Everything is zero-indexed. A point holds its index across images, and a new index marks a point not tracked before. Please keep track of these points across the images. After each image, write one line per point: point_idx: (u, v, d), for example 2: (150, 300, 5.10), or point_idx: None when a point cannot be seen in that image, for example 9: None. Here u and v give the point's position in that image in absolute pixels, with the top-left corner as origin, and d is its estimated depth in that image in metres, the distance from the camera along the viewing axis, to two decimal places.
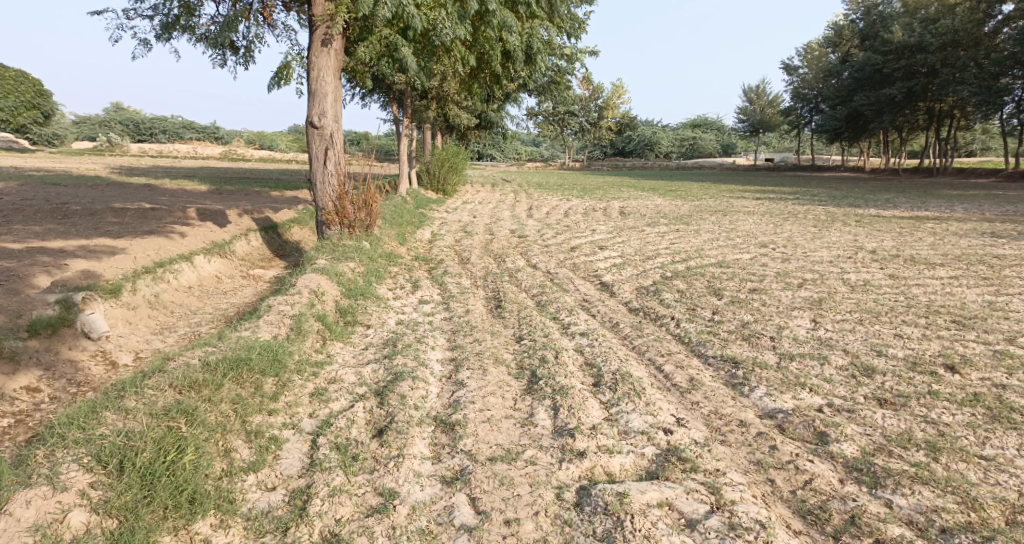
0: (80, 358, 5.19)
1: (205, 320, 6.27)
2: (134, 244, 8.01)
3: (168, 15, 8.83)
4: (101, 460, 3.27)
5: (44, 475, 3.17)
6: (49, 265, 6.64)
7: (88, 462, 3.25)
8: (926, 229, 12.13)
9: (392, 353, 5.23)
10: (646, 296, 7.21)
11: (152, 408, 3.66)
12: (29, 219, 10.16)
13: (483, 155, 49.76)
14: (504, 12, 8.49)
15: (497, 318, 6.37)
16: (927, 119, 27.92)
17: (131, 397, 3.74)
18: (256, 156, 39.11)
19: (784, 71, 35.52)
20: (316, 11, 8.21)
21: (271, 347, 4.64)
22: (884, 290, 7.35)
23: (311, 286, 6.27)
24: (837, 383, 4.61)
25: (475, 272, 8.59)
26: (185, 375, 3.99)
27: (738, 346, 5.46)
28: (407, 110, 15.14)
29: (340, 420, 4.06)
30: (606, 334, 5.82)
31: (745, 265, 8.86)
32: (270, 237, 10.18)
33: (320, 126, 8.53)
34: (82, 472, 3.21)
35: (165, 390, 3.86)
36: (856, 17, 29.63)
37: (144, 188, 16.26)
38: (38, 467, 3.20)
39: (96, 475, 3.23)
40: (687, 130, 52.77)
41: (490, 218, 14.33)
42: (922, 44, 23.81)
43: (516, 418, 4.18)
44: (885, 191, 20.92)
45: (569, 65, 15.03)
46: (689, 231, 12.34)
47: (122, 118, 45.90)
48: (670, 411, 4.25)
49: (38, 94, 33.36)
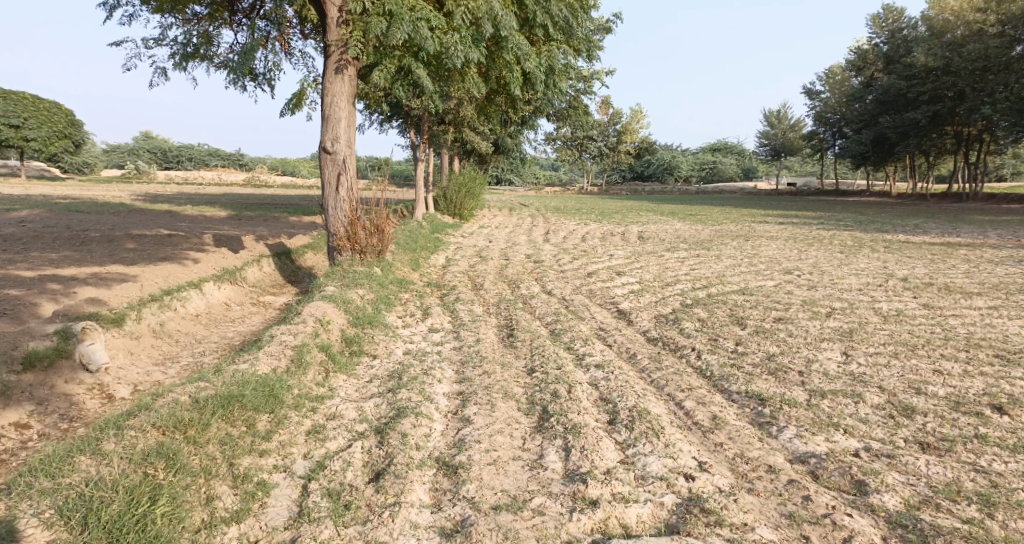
0: (76, 391, 5.00)
1: (209, 350, 6.07)
2: (144, 272, 7.89)
3: (186, 44, 8.82)
4: (64, 514, 3.05)
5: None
6: (56, 293, 6.52)
7: (49, 517, 3.03)
8: (958, 256, 11.68)
9: (397, 386, 4.98)
10: (664, 325, 6.90)
11: (130, 453, 3.45)
12: (47, 246, 10.13)
13: (502, 180, 49.91)
14: (518, 36, 8.33)
15: (509, 348, 6.10)
16: (954, 143, 27.38)
17: (110, 439, 3.55)
18: (278, 182, 39.48)
19: (806, 95, 35.20)
20: (330, 37, 8.15)
21: (267, 381, 4.42)
22: (918, 321, 6.97)
23: (316, 314, 6.06)
24: (873, 424, 4.25)
25: (488, 299, 8.34)
26: (170, 413, 3.79)
27: (764, 381, 5.12)
28: (423, 136, 15.07)
29: (336, 462, 3.81)
30: (623, 367, 5.51)
31: (769, 293, 8.52)
32: (283, 262, 10.04)
33: (333, 151, 8.41)
34: (42, 528, 2.99)
35: (147, 431, 3.67)
36: (879, 41, 29.25)
37: (165, 214, 16.33)
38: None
39: (57, 532, 3.01)
40: (706, 154, 52.46)
41: (506, 243, 14.13)
42: (949, 67, 23.32)
43: (524, 460, 3.89)
44: (914, 216, 20.36)
45: (587, 88, 14.89)
46: (710, 256, 12.02)
47: (150, 146, 46.83)
48: (692, 454, 3.93)
49: (71, 124, 33.42)
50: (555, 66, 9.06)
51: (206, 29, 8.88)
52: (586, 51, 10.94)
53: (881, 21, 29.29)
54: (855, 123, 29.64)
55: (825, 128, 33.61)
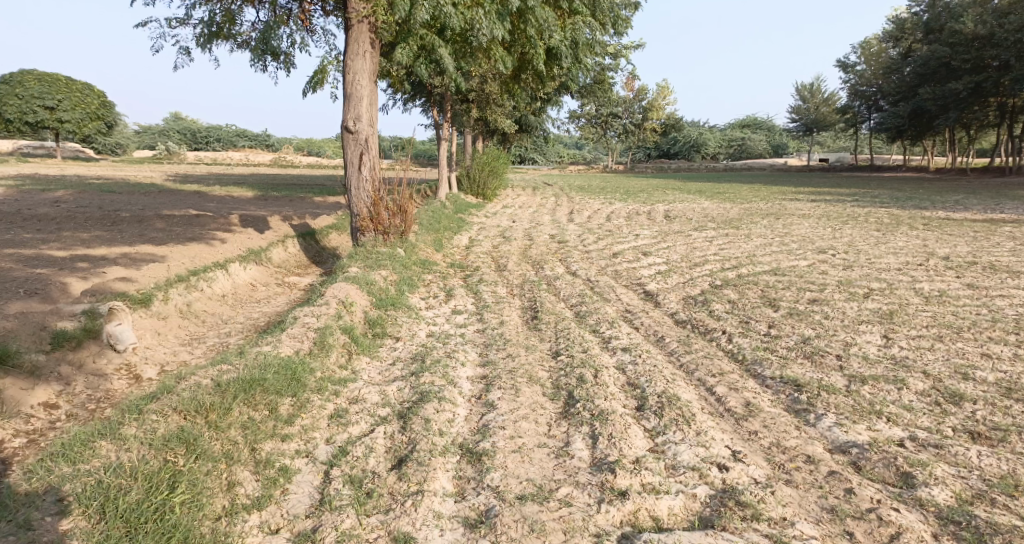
0: (105, 371, 4.98)
1: (234, 331, 6.03)
2: (172, 252, 7.89)
3: (211, 24, 8.72)
4: (82, 503, 3.01)
5: (16, 522, 2.92)
6: (86, 272, 6.54)
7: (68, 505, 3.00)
8: (1003, 233, 11.21)
9: (420, 369, 4.89)
10: (693, 307, 6.70)
11: (150, 438, 3.42)
12: (79, 226, 10.21)
13: (526, 159, 49.50)
14: (544, 9, 8.06)
15: (533, 331, 5.97)
16: (997, 116, 26.35)
17: (131, 424, 3.51)
18: (304, 162, 39.62)
19: (840, 68, 34.16)
20: (352, 14, 7.97)
21: (290, 365, 4.37)
22: (962, 303, 6.66)
23: (339, 296, 6.00)
24: (919, 412, 4.06)
25: (512, 280, 8.20)
26: (191, 398, 3.74)
27: (799, 366, 4.92)
28: (446, 114, 14.89)
29: (357, 448, 3.72)
30: (651, 350, 5.35)
31: (802, 273, 8.24)
32: (307, 243, 10.01)
33: (355, 130, 8.29)
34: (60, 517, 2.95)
35: (169, 416, 3.63)
36: (919, 9, 28.14)
37: (194, 194, 16.43)
38: (16, 510, 2.96)
39: (75, 521, 2.97)
40: (735, 130, 51.40)
41: (530, 222, 13.96)
42: (993, 37, 22.34)
43: (550, 447, 3.78)
44: (953, 193, 19.64)
45: (614, 63, 14.56)
46: (739, 235, 11.70)
47: (179, 127, 47.24)
48: (726, 442, 3.77)
49: (102, 105, 33.75)
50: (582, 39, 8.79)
51: (229, 7, 8.78)
52: (613, 23, 10.62)
53: None
54: (893, 95, 28.61)
55: (860, 101, 32.58)
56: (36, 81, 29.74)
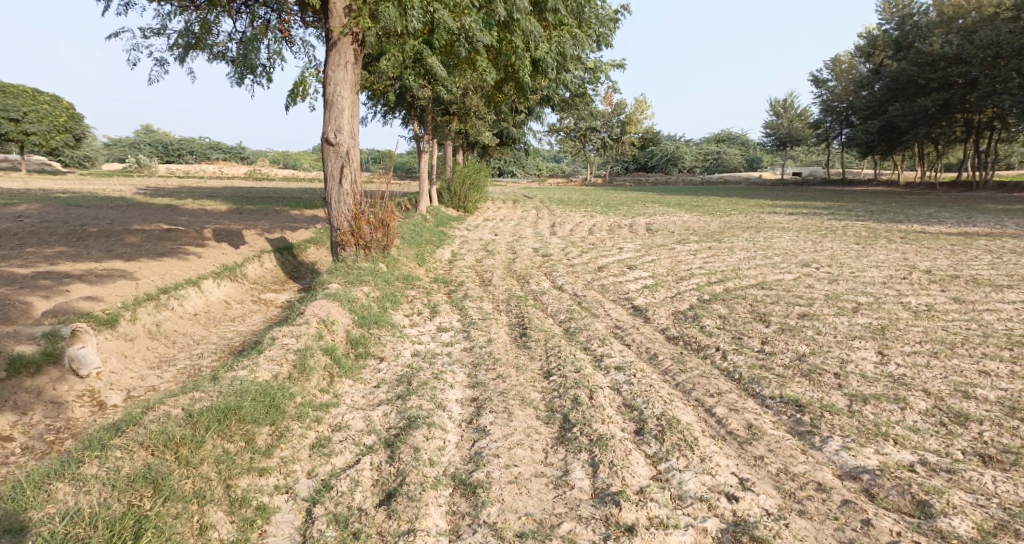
0: (66, 398, 4.65)
1: (207, 352, 5.73)
2: (142, 268, 7.55)
3: (186, 35, 8.44)
4: None
5: None
6: (50, 291, 6.19)
7: None
8: (980, 246, 11.30)
9: (406, 392, 4.64)
10: (684, 323, 6.54)
11: (115, 478, 3.16)
12: (43, 242, 9.77)
13: (503, 172, 49.46)
14: (531, 20, 7.92)
15: (522, 349, 5.76)
16: (964, 131, 26.92)
17: (93, 462, 3.23)
18: (280, 175, 39.12)
19: (813, 84, 34.68)
20: (333, 24, 7.75)
21: (268, 391, 4.10)
22: (951, 317, 6.61)
23: (320, 314, 5.73)
24: (926, 433, 3.95)
25: (497, 295, 8.00)
26: (160, 431, 3.46)
27: (798, 385, 4.77)
28: (426, 127, 14.68)
29: (343, 481, 3.49)
30: (644, 369, 5.16)
31: (789, 287, 8.15)
32: (285, 258, 9.72)
33: (336, 143, 8.05)
34: None
35: (135, 451, 3.35)
36: (888, 27, 28.71)
37: (166, 208, 15.97)
38: None
39: None
40: (711, 144, 51.91)
41: (511, 236, 13.79)
42: (960, 55, 22.76)
43: (548, 477, 3.59)
44: (926, 206, 19.91)
45: (592, 77, 14.50)
46: (722, 248, 11.64)
47: (151, 141, 46.41)
48: (731, 469, 3.64)
49: (71, 118, 32.98)
50: (567, 52, 8.67)
51: (205, 17, 8.51)
52: (594, 36, 10.54)
53: (891, 7, 28.86)
54: (863, 110, 29.09)
55: (832, 116, 33.11)
56: (1, 93, 28.89)
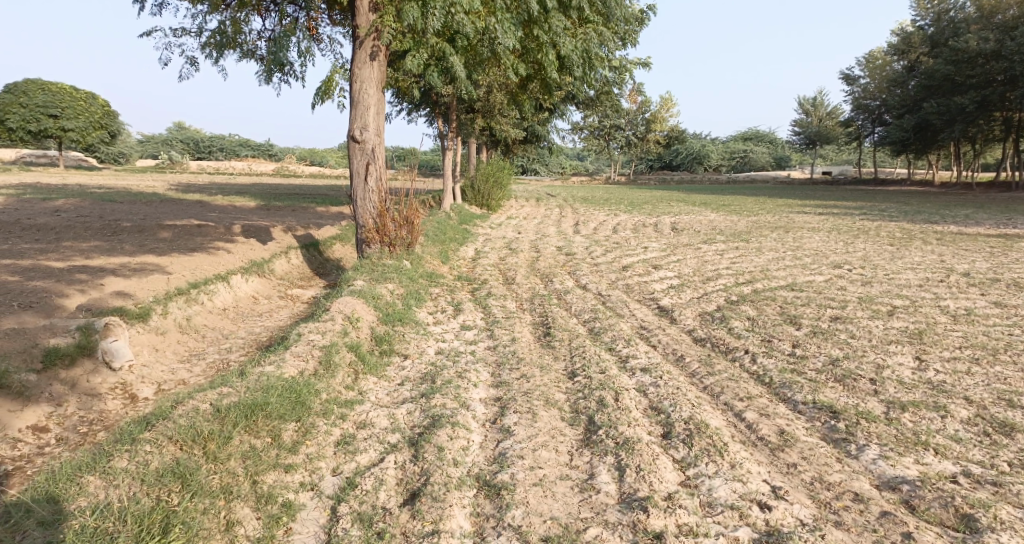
0: (100, 391, 4.69)
1: (236, 347, 5.76)
2: (173, 263, 7.64)
3: (216, 33, 8.49)
4: None
5: None
6: (85, 285, 6.28)
7: None
8: (1020, 249, 10.94)
9: (430, 390, 4.61)
10: (712, 324, 6.41)
11: (143, 472, 3.17)
12: (79, 237, 9.94)
13: (528, 170, 49.39)
14: (558, 18, 7.84)
15: (547, 348, 5.69)
16: (1003, 130, 26.18)
17: (122, 456, 3.25)
18: (307, 172, 39.52)
19: (844, 81, 34.01)
20: (361, 22, 7.76)
21: (294, 387, 4.09)
22: (992, 322, 6.38)
23: (345, 311, 5.74)
24: (969, 443, 3.86)
25: (521, 293, 7.94)
26: (188, 426, 3.47)
27: (832, 390, 4.64)
28: (451, 124, 14.68)
29: (366, 480, 3.46)
30: (672, 371, 5.06)
31: (820, 289, 7.97)
32: (311, 255, 9.77)
33: (361, 140, 8.05)
34: None
35: (163, 446, 3.36)
36: (924, 23, 28.02)
37: (196, 204, 16.20)
38: None
39: None
40: (739, 143, 51.23)
41: (536, 234, 13.71)
42: (1000, 51, 22.13)
43: (574, 479, 3.54)
44: (962, 206, 19.36)
45: (618, 76, 14.40)
46: (750, 249, 11.43)
47: (183, 137, 47.18)
48: (763, 477, 3.56)
49: (106, 115, 33.67)
50: (593, 49, 8.55)
51: (235, 16, 8.57)
52: (621, 34, 10.43)
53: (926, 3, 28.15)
54: (897, 108, 28.43)
55: (864, 115, 32.45)
56: (40, 90, 29.57)
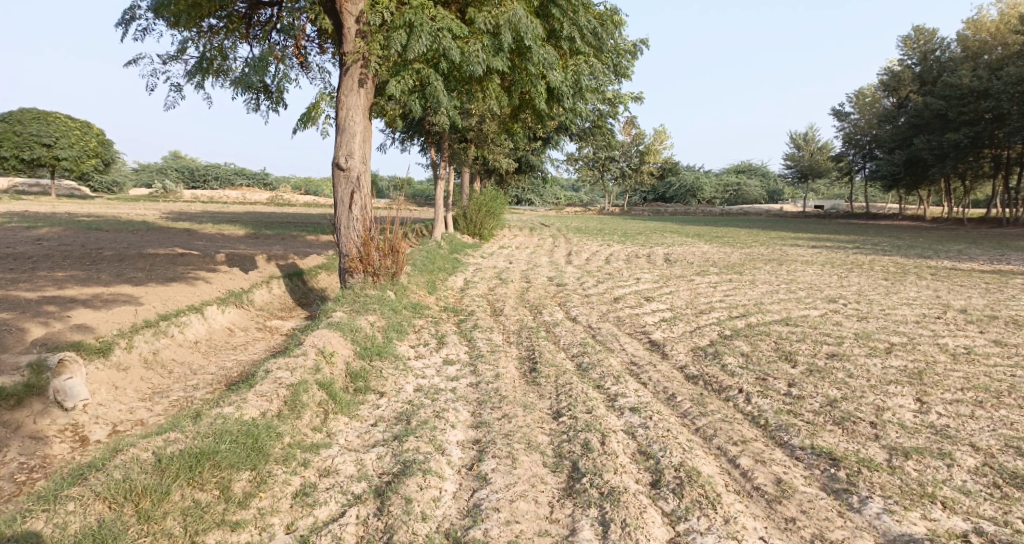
0: (47, 433, 4.38)
1: (203, 384, 5.43)
2: (148, 293, 7.38)
3: (201, 59, 8.27)
4: None
5: None
6: (49, 316, 6.00)
7: None
8: (1016, 285, 10.78)
9: (404, 432, 4.31)
10: (704, 360, 6.15)
11: (63, 536, 2.94)
12: (56, 265, 9.65)
13: (522, 201, 49.49)
14: (544, 48, 7.67)
15: (532, 386, 5.40)
16: (992, 167, 26.36)
17: (40, 516, 3.00)
18: (301, 201, 39.36)
19: (835, 116, 34.30)
20: (346, 48, 7.63)
21: (251, 431, 3.82)
22: (994, 361, 6.15)
23: (318, 345, 5.43)
24: (979, 497, 3.60)
25: (509, 326, 7.66)
26: (119, 481, 3.22)
27: (830, 434, 4.37)
28: (443, 154, 14.54)
29: (323, 539, 3.17)
30: (662, 412, 4.77)
31: (815, 324, 7.73)
32: (294, 284, 9.50)
33: (347, 167, 7.84)
34: None
35: (90, 504, 3.12)
36: (911, 62, 28.41)
37: (184, 233, 15.93)
38: None
39: None
40: (731, 175, 51.54)
41: (527, 264, 13.50)
42: (988, 89, 22.32)
43: (553, 536, 3.27)
44: (954, 241, 19.29)
45: (611, 109, 14.36)
46: (744, 281, 11.24)
47: (178, 166, 47.14)
48: (759, 534, 3.31)
49: (100, 143, 33.60)
50: (584, 80, 8.41)
51: (221, 42, 8.38)
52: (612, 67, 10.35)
53: (913, 43, 28.41)
54: (888, 143, 28.62)
55: (854, 150, 32.69)
56: (35, 120, 29.49)
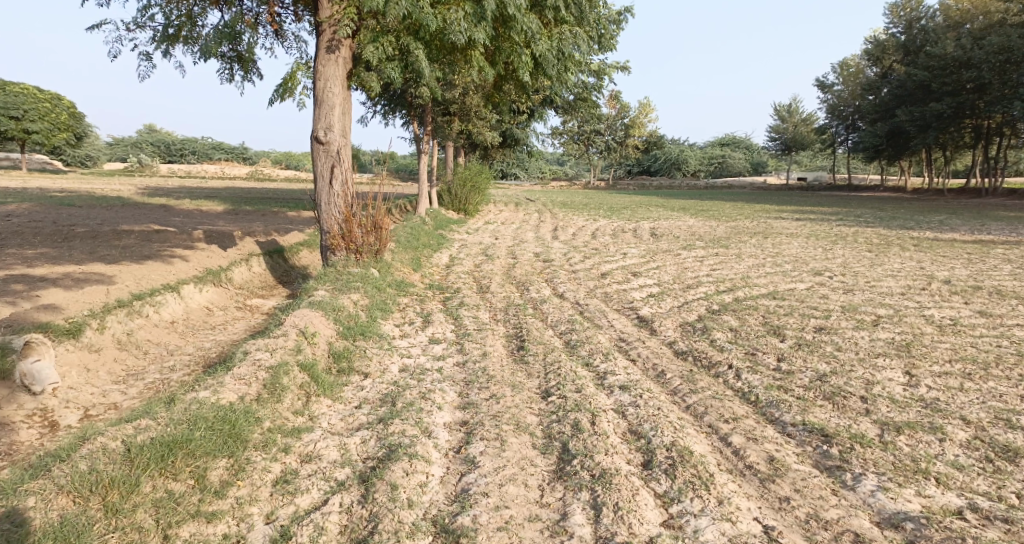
0: (14, 419, 4.20)
1: (179, 365, 5.27)
2: (122, 271, 7.15)
3: (169, 25, 7.92)
4: None
5: None
6: (17, 296, 5.77)
7: None
8: (998, 255, 10.82)
9: (389, 415, 4.18)
10: (693, 336, 6.07)
11: (25, 532, 2.80)
12: (26, 243, 9.34)
13: (506, 175, 49.06)
14: (528, 16, 7.40)
15: (519, 364, 5.29)
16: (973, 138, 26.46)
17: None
18: (282, 176, 38.71)
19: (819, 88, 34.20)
20: (322, 14, 7.36)
21: (227, 416, 3.67)
22: (980, 333, 6.13)
23: (299, 325, 5.26)
24: (972, 472, 3.56)
25: (495, 303, 7.53)
26: (86, 473, 3.08)
27: (821, 409, 4.31)
28: (427, 126, 14.25)
29: (305, 529, 3.06)
30: (652, 389, 4.69)
31: (803, 297, 7.67)
32: (275, 262, 9.29)
33: (326, 141, 7.60)
34: None
35: (54, 498, 2.98)
36: (896, 31, 28.25)
37: (160, 209, 15.52)
38: None
39: None
40: (716, 148, 51.43)
41: (513, 240, 13.33)
42: (970, 59, 22.28)
43: (543, 521, 3.18)
44: (936, 212, 19.36)
45: (597, 81, 14.12)
46: (730, 255, 11.16)
47: (153, 140, 46.09)
48: (753, 514, 3.25)
49: (71, 116, 32.66)
50: (568, 50, 8.14)
51: (190, 9, 8.03)
52: (597, 38, 10.11)
53: (900, 11, 28.21)
54: (871, 114, 28.61)
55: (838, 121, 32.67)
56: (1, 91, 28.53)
